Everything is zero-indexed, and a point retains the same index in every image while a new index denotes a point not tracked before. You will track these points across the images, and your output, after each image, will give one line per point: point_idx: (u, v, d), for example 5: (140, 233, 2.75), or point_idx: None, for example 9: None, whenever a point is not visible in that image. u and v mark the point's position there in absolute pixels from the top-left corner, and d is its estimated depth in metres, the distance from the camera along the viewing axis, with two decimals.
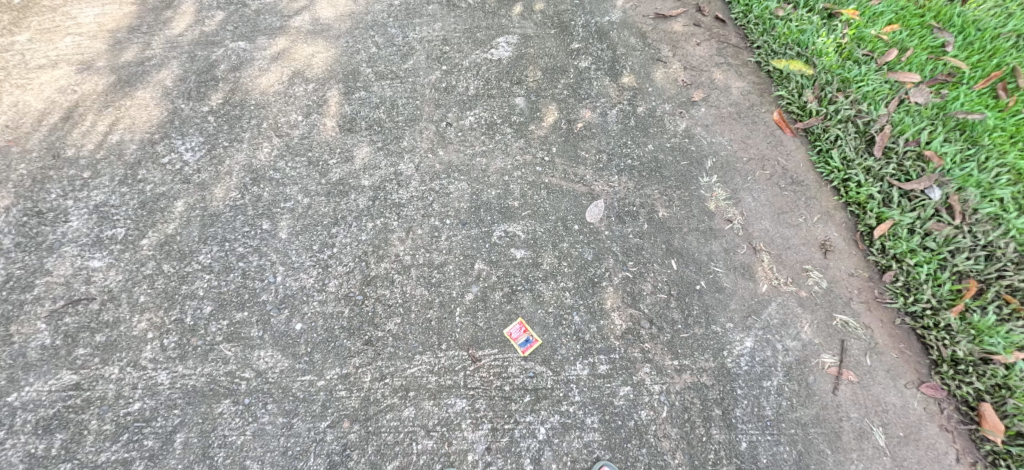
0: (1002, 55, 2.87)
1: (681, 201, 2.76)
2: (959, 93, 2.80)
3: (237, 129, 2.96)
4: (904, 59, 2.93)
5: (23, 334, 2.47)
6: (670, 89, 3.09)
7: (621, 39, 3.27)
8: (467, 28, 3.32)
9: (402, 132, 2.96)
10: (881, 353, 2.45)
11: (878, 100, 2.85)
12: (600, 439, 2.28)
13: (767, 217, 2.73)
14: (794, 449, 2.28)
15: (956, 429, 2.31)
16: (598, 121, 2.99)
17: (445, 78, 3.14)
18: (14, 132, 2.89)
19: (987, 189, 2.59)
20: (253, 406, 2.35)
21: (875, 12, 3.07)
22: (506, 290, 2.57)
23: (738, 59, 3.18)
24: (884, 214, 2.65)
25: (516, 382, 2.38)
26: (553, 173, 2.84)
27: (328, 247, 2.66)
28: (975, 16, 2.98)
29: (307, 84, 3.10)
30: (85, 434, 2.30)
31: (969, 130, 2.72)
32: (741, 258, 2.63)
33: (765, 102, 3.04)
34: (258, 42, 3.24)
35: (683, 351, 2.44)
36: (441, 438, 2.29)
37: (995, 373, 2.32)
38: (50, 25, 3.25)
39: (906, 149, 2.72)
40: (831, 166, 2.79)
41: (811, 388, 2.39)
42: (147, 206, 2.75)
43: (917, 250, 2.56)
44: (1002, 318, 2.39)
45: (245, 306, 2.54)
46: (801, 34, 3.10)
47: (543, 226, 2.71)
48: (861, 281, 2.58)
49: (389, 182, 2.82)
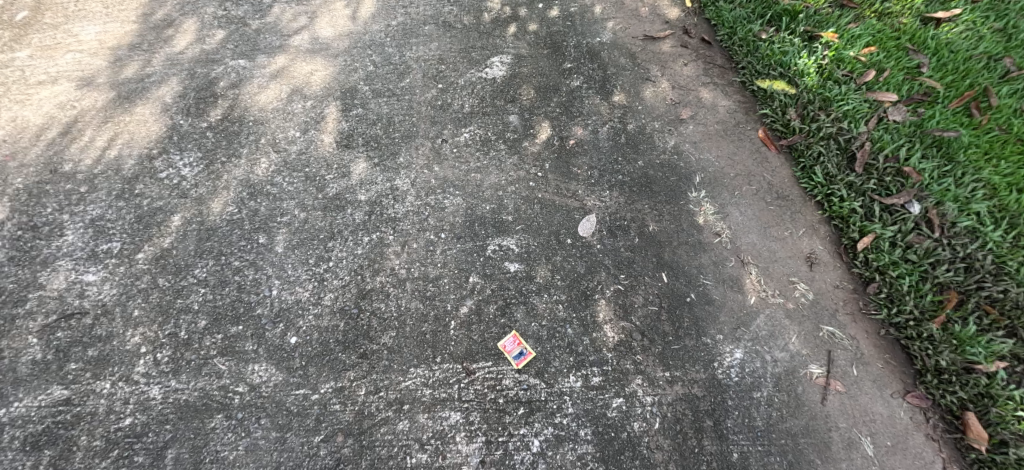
0: (975, 75, 3.00)
1: (670, 215, 2.83)
2: (935, 112, 2.91)
3: (235, 145, 3.00)
4: (882, 79, 3.04)
5: (13, 349, 2.46)
6: (659, 107, 3.18)
7: (611, 59, 3.38)
8: (463, 48, 3.41)
9: (398, 149, 3.01)
10: (867, 363, 2.51)
11: (858, 118, 2.95)
12: (593, 452, 2.30)
13: (754, 231, 2.80)
14: (784, 459, 2.31)
15: (941, 438, 2.36)
16: (590, 138, 3.07)
17: (441, 96, 3.21)
18: (12, 146, 2.92)
19: (964, 203, 2.68)
20: (246, 421, 2.35)
21: (853, 34, 3.19)
22: (501, 303, 2.60)
23: (723, 78, 3.29)
24: (866, 228, 2.72)
25: (510, 395, 2.41)
26: (546, 189, 2.90)
27: (323, 261, 2.69)
28: (947, 38, 3.11)
29: (306, 101, 3.16)
30: (75, 451, 2.28)
31: (945, 146, 2.83)
32: (729, 271, 2.69)
33: (751, 120, 3.14)
34: (258, 60, 3.30)
35: (673, 362, 2.48)
36: (435, 451, 2.30)
37: (978, 382, 2.37)
38: (51, 42, 3.30)
39: (886, 165, 2.81)
40: (814, 182, 2.89)
41: (800, 399, 2.43)
42: (143, 221, 2.77)
43: (899, 262, 2.63)
44: (982, 328, 2.45)
45: (240, 320, 2.55)
46: (783, 55, 3.21)
47: (537, 240, 2.76)
48: (846, 293, 2.66)
49: (386, 197, 2.86)
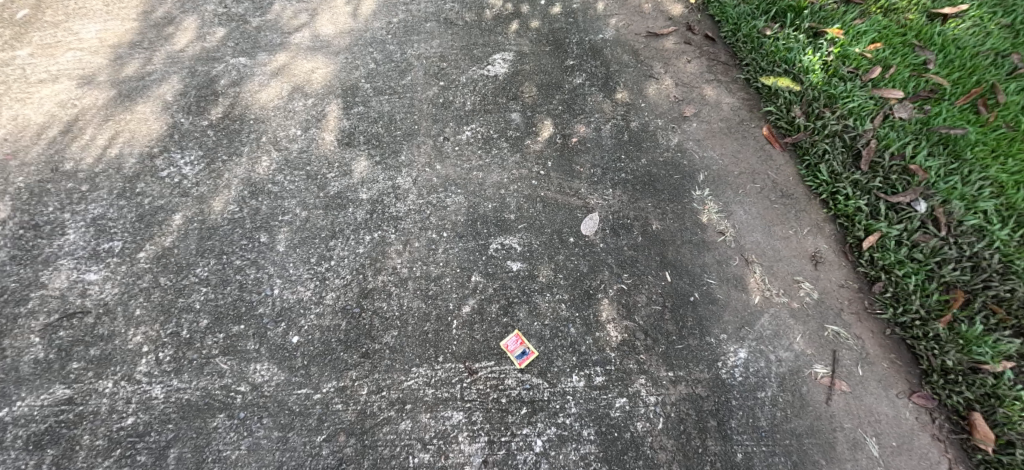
0: (982, 72, 2.97)
1: (674, 214, 2.81)
2: (941, 109, 2.89)
3: (236, 144, 2.99)
4: (888, 76, 3.01)
5: (16, 348, 2.46)
6: (662, 104, 3.16)
7: (614, 56, 3.35)
8: (464, 45, 3.39)
9: (399, 147, 3.00)
10: (873, 363, 2.49)
11: (864, 115, 2.92)
12: (596, 452, 2.29)
13: (758, 230, 2.78)
14: (789, 460, 2.30)
15: (947, 438, 2.34)
16: (593, 136, 3.05)
17: (442, 94, 3.19)
18: (13, 145, 2.91)
19: (971, 202, 2.66)
20: (248, 420, 2.34)
21: (859, 30, 3.16)
22: (503, 302, 2.59)
23: (727, 75, 3.27)
24: (872, 227, 2.70)
25: (513, 395, 2.40)
26: (548, 187, 2.89)
27: (325, 260, 2.68)
28: (954, 34, 3.08)
29: (307, 99, 3.14)
30: (78, 450, 2.28)
31: (952, 144, 2.80)
32: (733, 270, 2.67)
33: (755, 118, 3.11)
34: (259, 58, 3.28)
35: (677, 362, 2.47)
36: (438, 451, 2.29)
37: (984, 382, 2.35)
38: (52, 40, 3.29)
39: (892, 163, 2.79)
40: (819, 180, 2.86)
41: (804, 398, 2.41)
42: (144, 219, 2.76)
43: (905, 261, 2.61)
44: (989, 328, 2.43)
45: (242, 320, 2.54)
46: (787, 52, 3.18)
47: (539, 239, 2.74)
48: (851, 292, 2.64)
49: (387, 196, 2.85)
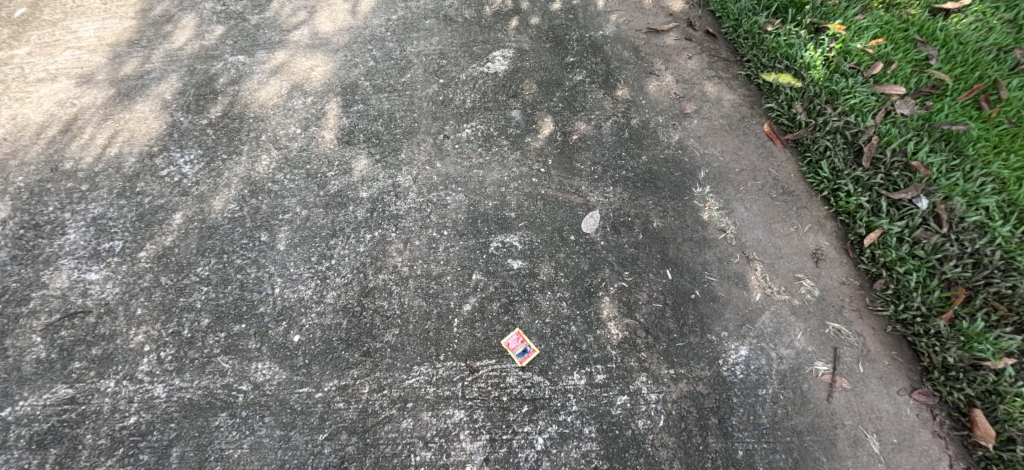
0: (984, 67, 2.95)
1: (674, 211, 2.81)
2: (943, 105, 2.88)
3: (236, 142, 2.98)
4: (890, 72, 3.00)
5: (18, 348, 2.46)
6: (663, 101, 3.15)
7: (614, 52, 3.34)
8: (464, 42, 3.38)
9: (399, 145, 2.99)
10: (874, 360, 2.49)
11: (865, 111, 2.91)
12: (598, 449, 2.29)
13: (759, 227, 2.77)
14: (790, 457, 2.30)
15: (947, 435, 2.35)
16: (593, 133, 3.04)
17: (442, 91, 3.18)
18: (12, 145, 2.91)
19: (972, 198, 2.65)
20: (250, 419, 2.35)
21: (860, 26, 3.14)
22: (504, 300, 2.59)
23: (728, 72, 3.25)
24: (873, 224, 2.69)
25: (514, 393, 2.40)
26: (549, 185, 2.88)
27: (326, 259, 2.68)
28: (957, 30, 3.06)
29: (306, 97, 3.13)
30: (80, 449, 2.28)
31: (954, 140, 2.79)
32: (733, 267, 2.67)
33: (755, 114, 3.10)
34: (258, 56, 3.27)
35: (678, 360, 2.47)
36: (440, 449, 2.30)
37: (985, 379, 2.35)
38: (50, 39, 3.28)
39: (894, 160, 2.78)
40: (820, 177, 2.85)
41: (805, 396, 2.42)
42: (145, 219, 2.76)
43: (907, 258, 2.60)
44: (990, 325, 2.43)
45: (243, 319, 2.54)
46: (789, 48, 3.17)
47: (540, 237, 2.74)
48: (852, 289, 2.64)
49: (387, 194, 2.85)
